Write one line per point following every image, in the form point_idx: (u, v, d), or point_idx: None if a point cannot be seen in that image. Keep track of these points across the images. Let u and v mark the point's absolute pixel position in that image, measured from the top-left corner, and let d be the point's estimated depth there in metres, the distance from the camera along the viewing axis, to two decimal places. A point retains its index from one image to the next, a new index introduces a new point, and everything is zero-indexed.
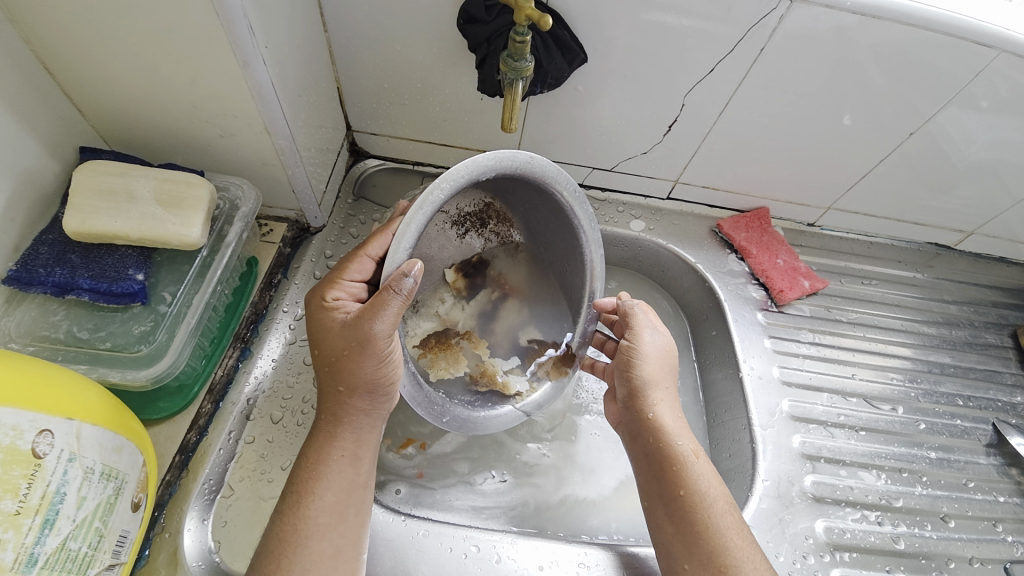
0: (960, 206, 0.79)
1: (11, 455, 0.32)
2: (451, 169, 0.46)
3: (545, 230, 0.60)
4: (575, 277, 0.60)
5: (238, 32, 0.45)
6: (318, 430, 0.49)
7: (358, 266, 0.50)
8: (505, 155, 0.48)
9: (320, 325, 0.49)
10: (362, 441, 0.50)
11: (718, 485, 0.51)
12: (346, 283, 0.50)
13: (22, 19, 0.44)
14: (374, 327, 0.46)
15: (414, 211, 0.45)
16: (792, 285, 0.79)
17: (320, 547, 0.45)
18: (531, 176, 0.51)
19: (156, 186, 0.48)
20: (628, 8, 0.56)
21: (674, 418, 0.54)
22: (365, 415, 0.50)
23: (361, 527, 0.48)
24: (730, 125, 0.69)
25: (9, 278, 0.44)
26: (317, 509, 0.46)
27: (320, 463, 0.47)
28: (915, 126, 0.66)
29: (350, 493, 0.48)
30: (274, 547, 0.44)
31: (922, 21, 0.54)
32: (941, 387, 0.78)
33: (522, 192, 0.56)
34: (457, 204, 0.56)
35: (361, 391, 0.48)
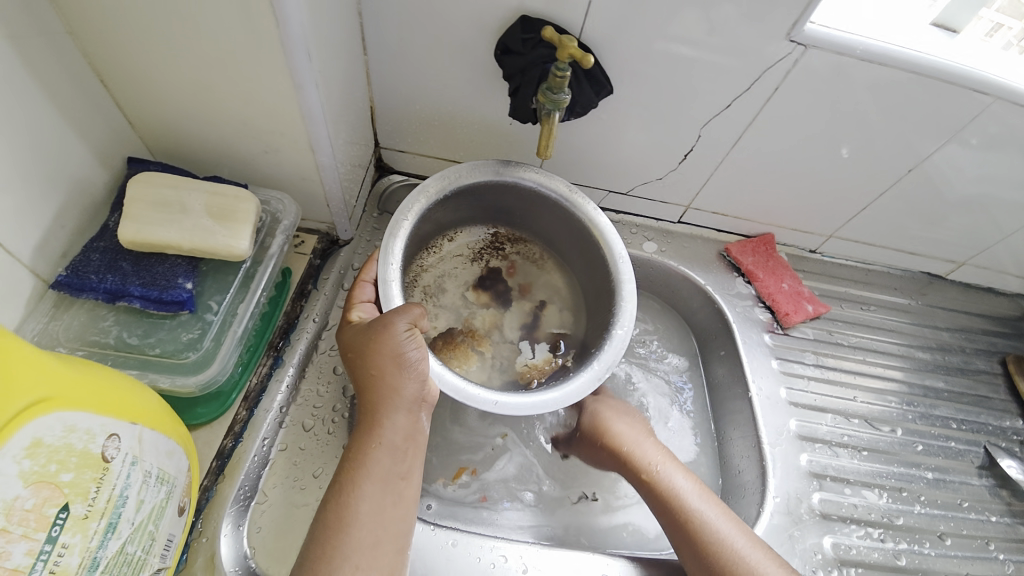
0: (952, 238, 0.83)
1: (84, 459, 0.33)
2: (407, 203, 0.62)
3: (548, 223, 0.73)
4: (590, 242, 0.69)
5: (298, 59, 0.47)
6: (359, 424, 0.51)
7: (360, 291, 0.60)
8: (450, 172, 0.65)
9: (350, 332, 0.55)
10: (404, 435, 0.51)
11: (701, 492, 0.59)
12: (359, 302, 0.59)
13: (84, 33, 0.46)
14: (398, 324, 0.52)
15: (387, 236, 0.60)
16: (796, 309, 0.82)
17: (361, 535, 0.46)
18: (488, 177, 0.67)
19: (207, 199, 0.51)
20: (657, 45, 0.60)
21: (646, 449, 0.64)
22: (401, 407, 0.51)
23: (402, 520, 0.49)
24: (744, 155, 0.73)
25: (62, 283, 0.46)
26: (358, 497, 0.47)
27: (359, 453, 0.49)
28: (912, 163, 0.71)
29: (388, 484, 0.49)
30: (320, 533, 0.46)
31: (927, 70, 0.59)
32: (935, 410, 0.82)
33: (505, 200, 0.72)
34: (467, 242, 0.76)
35: (390, 368, 0.51)
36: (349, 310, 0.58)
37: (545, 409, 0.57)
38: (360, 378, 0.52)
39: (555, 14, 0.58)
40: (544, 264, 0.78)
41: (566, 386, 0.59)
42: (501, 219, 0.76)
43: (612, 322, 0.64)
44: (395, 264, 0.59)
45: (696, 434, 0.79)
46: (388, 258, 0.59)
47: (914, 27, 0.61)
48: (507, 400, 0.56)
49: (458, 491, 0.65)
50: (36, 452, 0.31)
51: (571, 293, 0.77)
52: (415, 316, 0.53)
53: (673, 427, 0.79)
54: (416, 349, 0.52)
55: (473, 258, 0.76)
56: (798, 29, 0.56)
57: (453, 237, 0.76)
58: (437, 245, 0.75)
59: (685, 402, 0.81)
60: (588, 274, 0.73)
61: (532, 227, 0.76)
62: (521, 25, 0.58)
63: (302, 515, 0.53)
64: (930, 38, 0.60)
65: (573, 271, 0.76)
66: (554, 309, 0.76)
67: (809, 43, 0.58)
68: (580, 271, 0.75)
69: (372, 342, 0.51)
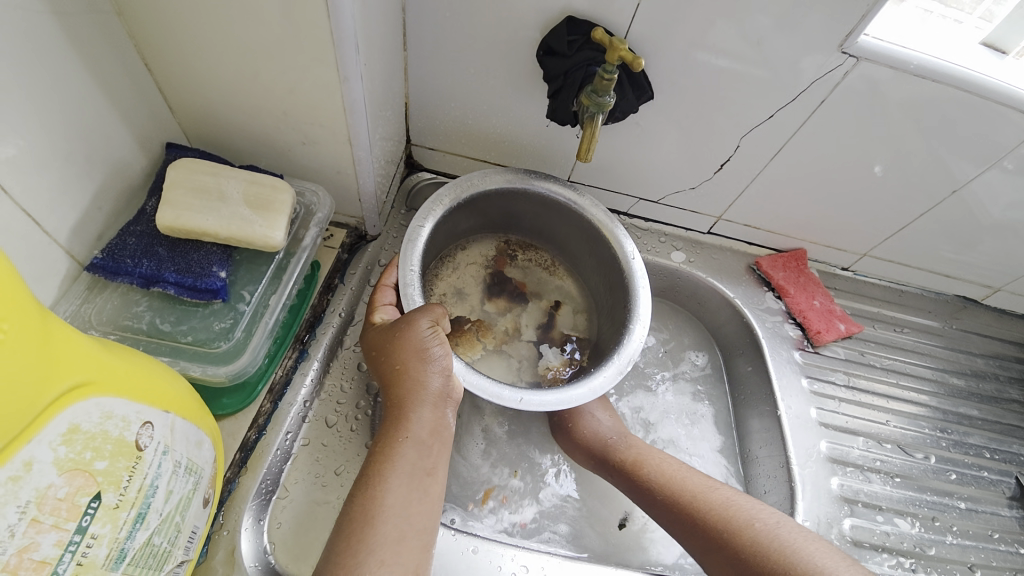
0: (990, 263, 0.81)
1: (119, 447, 0.32)
2: (423, 211, 0.63)
3: (558, 227, 0.73)
4: (601, 244, 0.69)
5: (346, 51, 0.46)
6: (386, 420, 0.50)
7: (382, 295, 0.59)
8: (461, 180, 0.66)
9: (375, 331, 0.55)
10: (430, 430, 0.50)
11: (739, 496, 0.57)
12: (381, 306, 0.59)
13: (132, 15, 0.46)
14: (419, 323, 0.52)
15: (406, 243, 0.60)
16: (828, 328, 0.80)
17: (386, 530, 0.44)
18: (502, 183, 0.67)
19: (245, 188, 0.51)
20: (701, 52, 0.58)
21: (619, 433, 0.66)
22: (426, 402, 0.50)
23: (430, 518, 0.47)
24: (783, 168, 0.71)
25: (98, 266, 0.46)
26: (385, 491, 0.46)
27: (386, 447, 0.48)
28: (957, 185, 0.69)
29: (415, 478, 0.47)
30: (346, 526, 0.44)
31: (980, 89, 0.57)
32: (968, 438, 0.79)
33: (515, 208, 0.72)
34: (481, 251, 0.75)
35: (413, 362, 0.51)
36: (371, 312, 0.58)
37: (571, 404, 0.56)
38: (385, 375, 0.52)
39: (600, 16, 0.56)
40: (556, 270, 0.77)
41: (590, 378, 0.58)
42: (511, 227, 0.76)
43: (628, 321, 0.63)
44: (415, 268, 0.59)
45: (720, 451, 0.77)
46: (406, 261, 0.59)
47: (962, 46, 0.59)
48: (533, 396, 0.55)
49: (495, 513, 0.64)
50: (72, 439, 0.30)
51: (583, 296, 0.76)
52: (437, 315, 0.53)
53: (696, 442, 0.77)
54: (440, 346, 0.51)
55: (487, 266, 0.75)
56: (850, 41, 0.55)
57: (467, 246, 0.75)
58: (452, 254, 0.74)
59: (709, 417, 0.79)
60: (601, 277, 0.71)
61: (543, 232, 0.75)
62: (566, 26, 0.57)
63: (325, 513, 0.53)
64: (980, 57, 0.58)
65: (586, 275, 0.75)
66: (567, 309, 0.75)
67: (861, 56, 0.56)
68: (592, 273, 0.73)
69: (396, 337, 0.52)
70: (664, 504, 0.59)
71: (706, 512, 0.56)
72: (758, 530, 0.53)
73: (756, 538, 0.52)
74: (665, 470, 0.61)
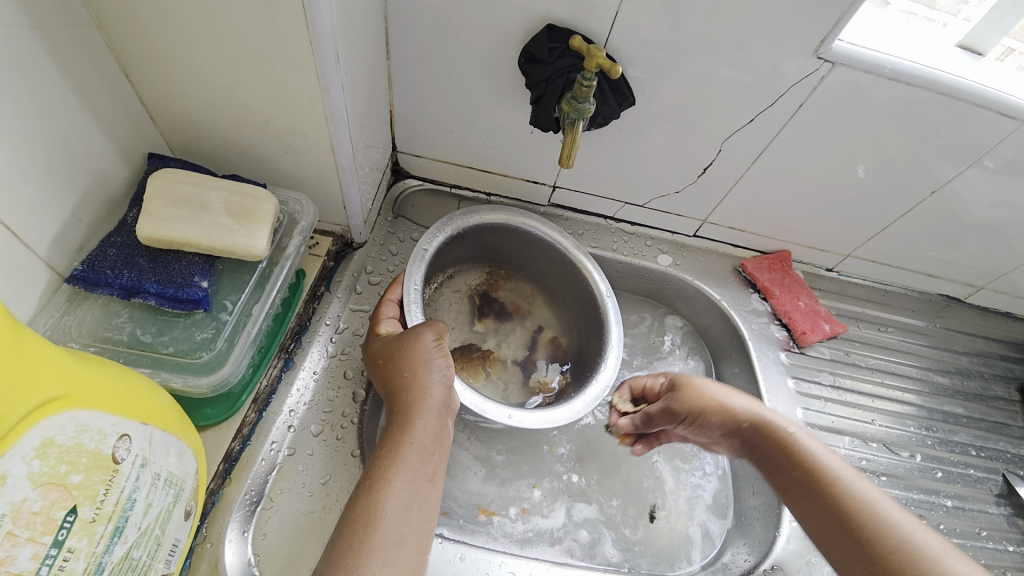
0: (971, 261, 0.82)
1: (94, 460, 0.32)
2: (422, 239, 0.63)
3: (541, 261, 0.74)
4: (579, 281, 0.70)
5: (326, 61, 0.47)
6: (391, 428, 0.50)
7: (386, 309, 0.60)
8: (462, 212, 0.68)
9: (380, 341, 0.55)
10: (433, 436, 0.49)
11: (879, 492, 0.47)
12: (385, 318, 0.59)
13: (111, 26, 0.46)
14: (424, 335, 0.53)
15: (411, 263, 0.61)
16: (813, 328, 0.81)
17: (388, 531, 0.44)
18: (497, 215, 0.69)
19: (227, 197, 0.51)
20: (680, 58, 0.59)
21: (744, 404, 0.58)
22: (429, 411, 0.50)
23: (428, 523, 0.47)
24: (764, 172, 0.72)
25: (78, 277, 0.46)
26: (388, 495, 0.45)
27: (390, 451, 0.47)
28: (936, 186, 0.70)
29: (418, 484, 0.47)
30: (348, 528, 0.44)
31: (954, 91, 0.58)
32: (954, 436, 0.80)
33: (500, 238, 0.73)
34: (466, 279, 0.75)
35: (419, 372, 0.51)
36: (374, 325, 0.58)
37: (557, 425, 0.57)
38: (392, 383, 0.52)
39: (581, 24, 0.57)
40: (534, 300, 0.77)
41: (575, 400, 0.59)
42: (494, 256, 0.76)
43: (605, 345, 0.64)
44: (418, 286, 0.60)
45: None
46: (411, 280, 0.61)
47: (938, 49, 0.60)
48: (521, 414, 0.57)
49: (506, 521, 0.64)
50: (46, 453, 0.30)
51: (565, 323, 0.75)
52: (441, 330, 0.55)
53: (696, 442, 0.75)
54: (443, 357, 0.53)
55: (473, 293, 0.75)
56: (826, 46, 0.56)
57: (452, 274, 0.74)
58: (439, 278, 0.73)
59: None
60: (580, 307, 0.72)
61: (526, 264, 0.76)
62: (547, 34, 0.58)
63: (311, 524, 0.53)
64: (955, 60, 0.60)
65: (564, 307, 0.75)
66: (551, 335, 0.75)
67: (837, 61, 0.57)
68: (572, 306, 0.74)
69: (403, 348, 0.53)
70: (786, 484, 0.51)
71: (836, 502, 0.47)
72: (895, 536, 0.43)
73: (898, 550, 0.42)
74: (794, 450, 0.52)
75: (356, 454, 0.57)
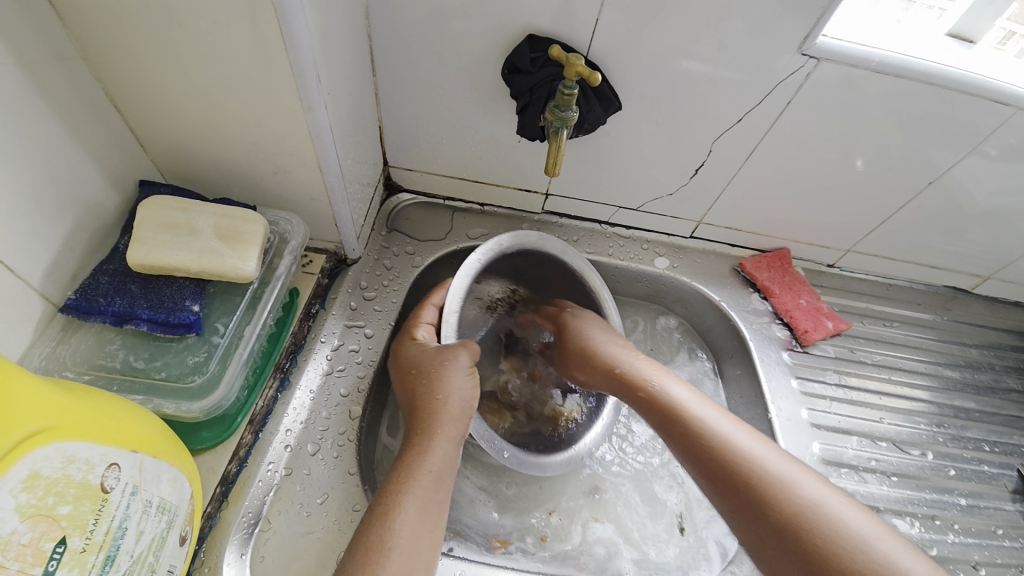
0: (976, 251, 0.80)
1: (83, 490, 0.32)
2: (471, 258, 0.63)
3: (568, 298, 0.75)
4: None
5: (307, 81, 0.47)
6: (409, 449, 0.51)
7: (427, 313, 0.62)
8: (524, 236, 0.67)
9: (414, 353, 0.58)
10: (448, 463, 0.51)
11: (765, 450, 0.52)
12: (422, 323, 0.61)
13: (97, 58, 0.46)
14: (458, 357, 0.56)
15: (460, 279, 0.62)
16: (816, 326, 0.80)
17: (398, 562, 0.43)
18: (543, 249, 0.69)
19: (216, 221, 0.51)
20: (663, 60, 0.59)
21: (644, 368, 0.61)
22: (453, 438, 0.52)
23: (434, 552, 0.46)
24: (756, 171, 0.71)
25: (71, 307, 0.46)
26: (401, 523, 0.45)
27: (409, 473, 0.48)
28: (933, 176, 0.69)
29: (429, 511, 0.47)
30: (359, 556, 0.43)
31: (944, 80, 0.58)
32: (966, 431, 0.78)
33: (539, 266, 0.72)
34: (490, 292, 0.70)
35: (451, 397, 0.54)
36: (412, 327, 0.61)
37: (539, 470, 0.63)
38: (421, 402, 0.54)
39: (562, 32, 0.57)
40: None
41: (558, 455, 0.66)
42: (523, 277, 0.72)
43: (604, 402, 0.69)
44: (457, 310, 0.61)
45: None
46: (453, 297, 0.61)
47: (926, 40, 0.60)
48: (512, 453, 0.62)
49: (524, 545, 0.64)
50: (34, 485, 0.30)
51: None
52: (474, 353, 0.58)
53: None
54: (471, 383, 0.55)
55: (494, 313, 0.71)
56: (810, 42, 0.55)
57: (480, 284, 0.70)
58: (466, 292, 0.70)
59: None
60: None
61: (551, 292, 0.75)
62: (529, 44, 0.58)
63: (310, 545, 0.53)
64: (946, 49, 0.59)
65: None
66: None
67: (822, 56, 0.57)
68: None
69: (440, 370, 0.55)
70: (689, 449, 0.53)
71: (744, 466, 0.50)
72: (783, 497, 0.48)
73: (791, 509, 0.47)
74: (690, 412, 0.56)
75: (354, 472, 0.57)
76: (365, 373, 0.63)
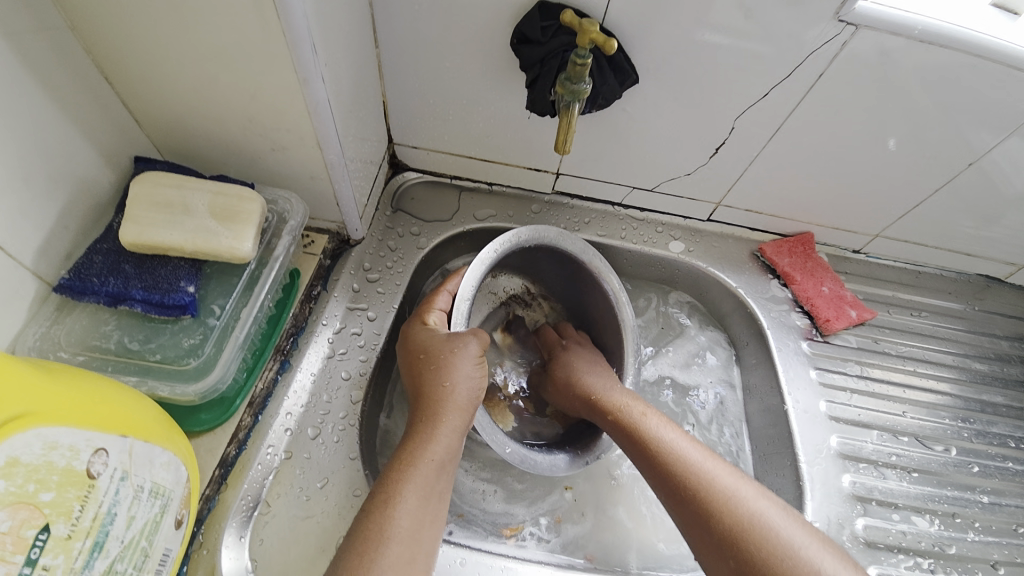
0: (1015, 238, 0.75)
1: (66, 477, 0.31)
2: (485, 248, 0.59)
3: (583, 297, 0.70)
4: (613, 336, 0.67)
5: (301, 51, 0.44)
6: (415, 434, 0.50)
7: (441, 299, 0.60)
8: (541, 229, 0.62)
9: (426, 336, 0.56)
10: (451, 453, 0.49)
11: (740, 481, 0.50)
12: (434, 308, 0.59)
13: (84, 27, 0.44)
14: (468, 344, 0.54)
15: (475, 265, 0.58)
16: (838, 315, 0.76)
17: (397, 551, 0.42)
18: (562, 246, 0.64)
19: (211, 199, 0.50)
20: (685, 28, 0.54)
21: (622, 397, 0.59)
22: (456, 430, 0.50)
23: (435, 541, 0.45)
24: (781, 149, 0.67)
25: (64, 286, 0.45)
26: (401, 512, 0.44)
27: (411, 460, 0.47)
28: (974, 157, 0.64)
29: (429, 501, 0.46)
30: (358, 543, 0.42)
31: (995, 52, 0.52)
32: (993, 427, 0.75)
33: (555, 261, 0.68)
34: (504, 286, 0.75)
35: (458, 387, 0.52)
36: (425, 312, 0.59)
37: (541, 472, 0.58)
38: (426, 387, 0.52)
39: None
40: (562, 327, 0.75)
41: (567, 463, 0.59)
42: (538, 276, 0.73)
43: None
44: (468, 300, 0.57)
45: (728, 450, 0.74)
46: (466, 286, 0.57)
47: (975, 7, 0.54)
48: (516, 449, 0.58)
49: (537, 531, 0.63)
50: (12, 472, 0.29)
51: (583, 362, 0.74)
52: (484, 342, 0.55)
53: (722, 430, 0.75)
54: (479, 373, 0.53)
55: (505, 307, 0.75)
56: (848, 7, 0.50)
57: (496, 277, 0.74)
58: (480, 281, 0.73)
59: (716, 414, 0.76)
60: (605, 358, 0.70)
61: (565, 292, 0.73)
62: (539, 11, 0.54)
63: (310, 529, 0.52)
64: (994, 20, 0.53)
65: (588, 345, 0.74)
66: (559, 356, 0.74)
67: (860, 23, 0.52)
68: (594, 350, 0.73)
69: (449, 357, 0.53)
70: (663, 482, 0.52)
71: (718, 502, 0.48)
72: (755, 535, 0.46)
73: (762, 549, 0.45)
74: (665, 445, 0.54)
75: (355, 457, 0.56)
76: (367, 357, 0.62)
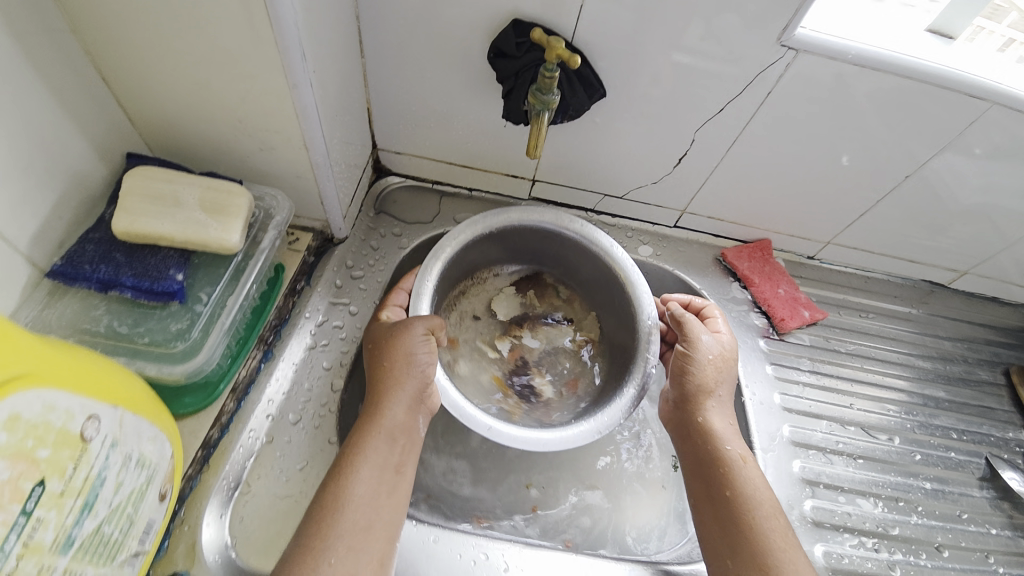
0: (953, 246, 0.82)
1: (63, 437, 0.34)
2: (440, 247, 0.63)
3: (585, 269, 0.71)
4: (622, 294, 0.66)
5: (292, 58, 0.48)
6: (365, 414, 0.53)
7: (396, 298, 0.63)
8: (507, 213, 0.67)
9: (378, 326, 0.58)
10: (401, 428, 0.52)
11: (767, 501, 0.52)
12: (392, 306, 0.61)
13: (87, 32, 0.47)
14: (416, 326, 0.55)
15: (429, 259, 0.62)
16: (792, 315, 0.82)
17: (355, 518, 0.47)
18: (538, 219, 0.67)
19: (201, 194, 0.53)
20: (646, 48, 0.60)
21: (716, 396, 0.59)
22: (405, 406, 0.53)
23: (396, 512, 0.50)
24: (737, 160, 0.73)
25: (57, 272, 0.48)
26: (355, 483, 0.48)
27: (360, 438, 0.51)
28: (911, 169, 0.70)
29: (385, 474, 0.50)
30: (315, 515, 0.47)
31: (920, 75, 0.59)
32: (936, 420, 0.80)
33: (543, 240, 0.70)
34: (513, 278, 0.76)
35: (401, 366, 0.54)
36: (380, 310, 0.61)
37: (537, 448, 0.56)
38: (373, 368, 0.55)
39: (547, 17, 0.58)
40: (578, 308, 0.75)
41: (572, 428, 0.58)
42: (544, 262, 0.74)
43: (623, 380, 0.61)
44: (432, 280, 0.61)
45: None
46: (426, 274, 0.61)
47: (905, 34, 0.61)
48: (502, 427, 0.57)
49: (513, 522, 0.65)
50: (14, 426, 0.31)
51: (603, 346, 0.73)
52: (434, 324, 0.56)
53: None
54: (427, 352, 0.55)
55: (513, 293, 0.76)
56: (789, 33, 0.56)
57: (499, 271, 0.76)
58: (482, 276, 0.75)
59: None
60: (620, 333, 0.68)
61: (575, 275, 0.73)
62: (513, 29, 0.59)
63: (288, 508, 0.54)
64: (923, 43, 0.60)
65: (606, 325, 0.72)
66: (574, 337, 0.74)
67: (800, 48, 0.58)
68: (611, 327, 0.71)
69: (391, 336, 0.55)
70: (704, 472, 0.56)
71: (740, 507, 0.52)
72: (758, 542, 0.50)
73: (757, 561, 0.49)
74: (741, 474, 0.54)
75: (334, 442, 0.59)
76: (348, 348, 0.65)
